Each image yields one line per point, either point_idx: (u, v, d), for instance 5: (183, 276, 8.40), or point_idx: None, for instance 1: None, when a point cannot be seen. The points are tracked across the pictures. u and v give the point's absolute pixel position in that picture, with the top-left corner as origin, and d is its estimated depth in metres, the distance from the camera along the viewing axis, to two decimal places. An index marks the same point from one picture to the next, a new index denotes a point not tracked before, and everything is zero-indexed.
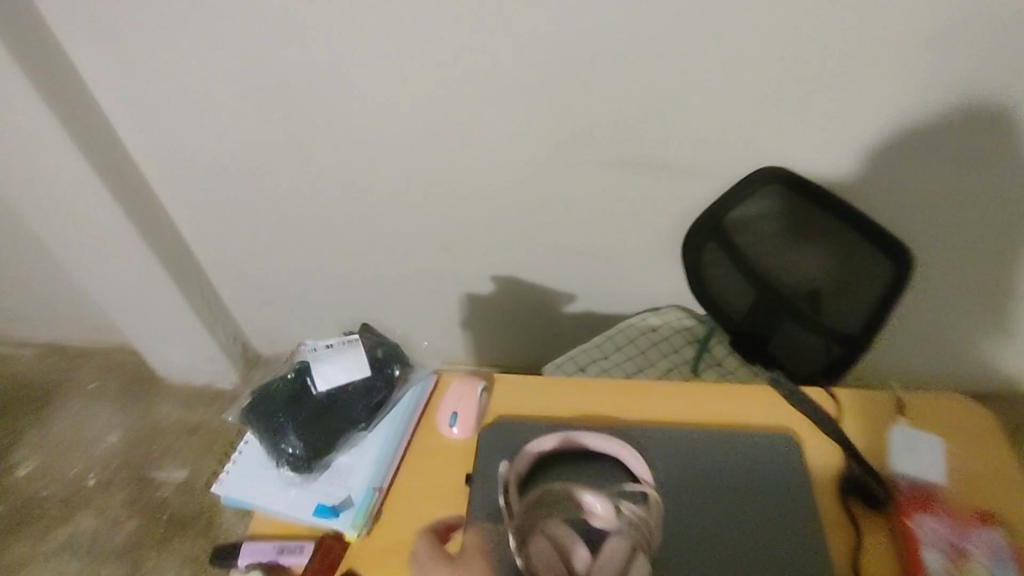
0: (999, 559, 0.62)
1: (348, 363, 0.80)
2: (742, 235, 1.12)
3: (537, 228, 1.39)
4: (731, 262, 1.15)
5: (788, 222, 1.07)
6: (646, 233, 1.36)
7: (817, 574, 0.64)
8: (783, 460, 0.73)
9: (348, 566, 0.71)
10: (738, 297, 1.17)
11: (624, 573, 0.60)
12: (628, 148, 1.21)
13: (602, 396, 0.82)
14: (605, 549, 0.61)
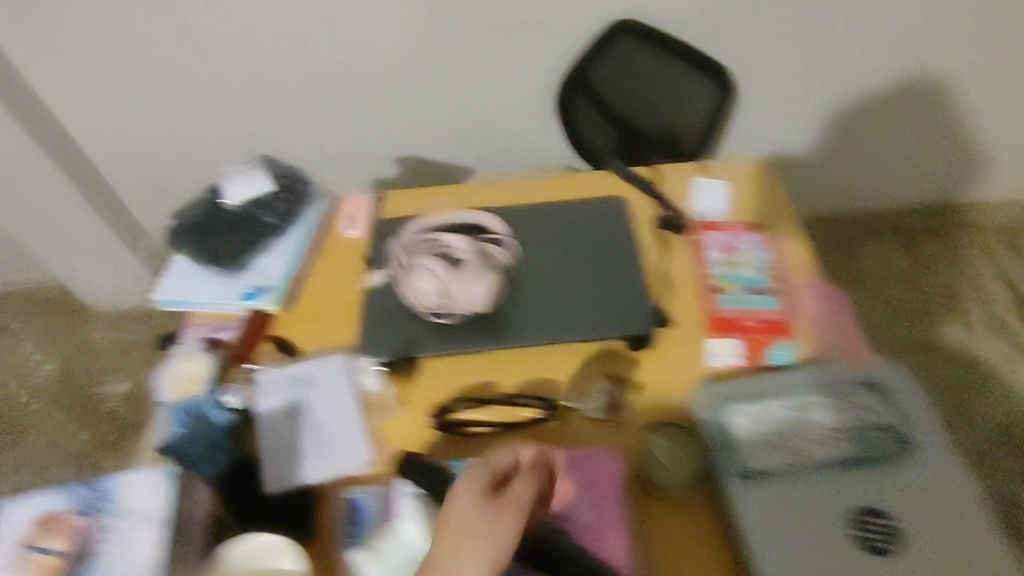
0: (757, 245, 0.86)
1: (255, 181, 0.96)
2: (601, 85, 1.26)
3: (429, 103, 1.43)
4: (595, 107, 1.28)
5: (636, 66, 1.23)
6: None
7: (631, 279, 0.85)
8: (613, 213, 0.93)
9: (275, 331, 0.88)
10: (603, 138, 1.31)
11: (482, 281, 0.79)
12: (503, 19, 1.25)
13: (476, 195, 1.01)
14: (465, 269, 0.79)
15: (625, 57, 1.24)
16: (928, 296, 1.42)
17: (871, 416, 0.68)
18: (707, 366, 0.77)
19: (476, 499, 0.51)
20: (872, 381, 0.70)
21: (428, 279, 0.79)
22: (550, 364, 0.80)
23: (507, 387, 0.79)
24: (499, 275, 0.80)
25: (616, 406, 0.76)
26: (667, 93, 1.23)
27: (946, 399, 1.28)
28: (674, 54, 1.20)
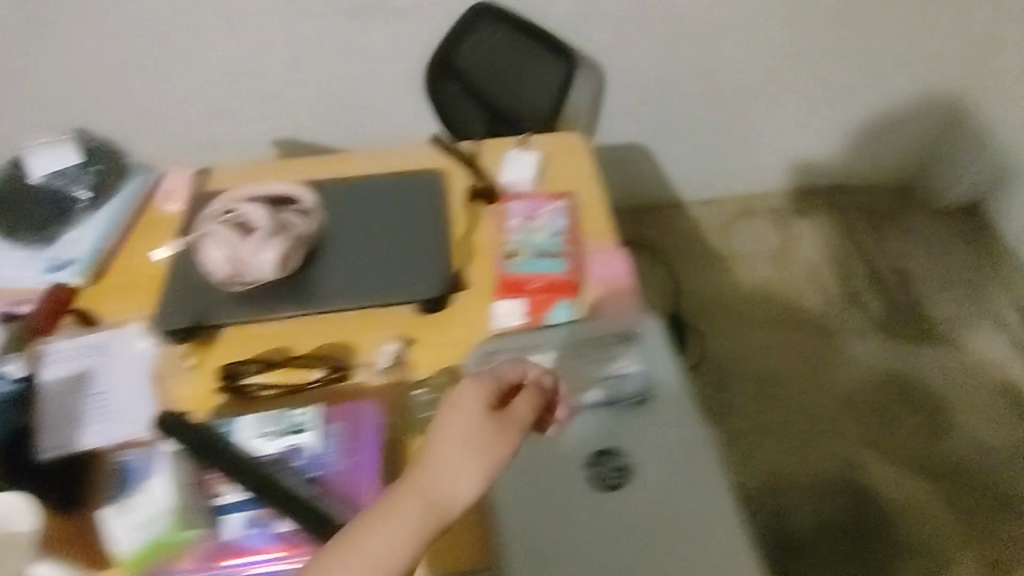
0: (555, 213, 0.90)
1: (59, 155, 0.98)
2: (467, 65, 1.27)
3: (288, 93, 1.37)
4: (465, 93, 1.28)
5: (496, 47, 1.26)
6: None
7: (434, 250, 0.88)
8: (426, 189, 0.95)
9: (79, 305, 0.87)
10: (474, 123, 1.30)
11: (265, 244, 0.80)
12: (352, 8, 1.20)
13: (303, 171, 1.02)
14: (251, 233, 0.81)
15: (488, 45, 1.26)
16: (873, 263, 1.89)
17: (623, 367, 0.74)
18: (492, 327, 0.81)
19: (480, 414, 0.53)
20: (630, 336, 0.76)
21: (218, 247, 0.80)
22: (348, 328, 0.83)
23: (303, 349, 0.81)
24: (286, 238, 0.81)
25: (404, 364, 0.79)
26: (526, 77, 1.29)
27: (777, 364, 1.72)
28: (529, 35, 1.26)
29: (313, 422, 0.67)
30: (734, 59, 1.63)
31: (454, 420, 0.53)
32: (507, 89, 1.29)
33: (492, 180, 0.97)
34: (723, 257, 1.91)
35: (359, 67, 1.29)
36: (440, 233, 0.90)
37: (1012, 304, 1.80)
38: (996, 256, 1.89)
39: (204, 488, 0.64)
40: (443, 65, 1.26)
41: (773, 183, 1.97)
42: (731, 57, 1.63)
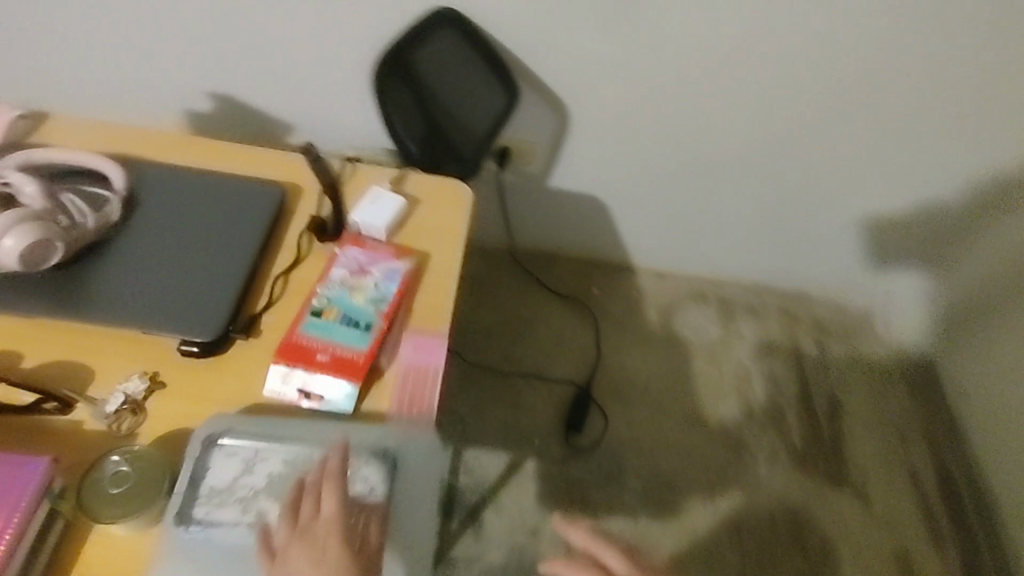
0: (388, 275, 0.77)
1: None
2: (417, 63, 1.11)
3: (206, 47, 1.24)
4: (409, 96, 1.09)
5: (450, 51, 1.17)
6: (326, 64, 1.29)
7: (232, 279, 0.75)
8: (260, 204, 0.82)
9: None
10: (410, 132, 1.09)
11: (11, 228, 0.66)
12: None
13: (146, 143, 0.88)
14: (1, 213, 0.67)
15: (440, 55, 1.15)
16: (813, 390, 1.71)
17: (368, 497, 0.63)
18: (259, 394, 0.69)
19: (337, 559, 0.56)
20: (393, 458, 0.65)
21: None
22: (97, 350, 0.70)
23: (30, 364, 0.68)
24: (41, 227, 0.67)
25: (133, 414, 0.66)
26: (469, 101, 1.20)
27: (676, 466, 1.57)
28: (478, 49, 1.22)
29: None
30: (711, 135, 1.47)
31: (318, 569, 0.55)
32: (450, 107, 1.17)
33: (341, 215, 0.83)
34: (655, 338, 1.75)
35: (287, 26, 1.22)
36: (251, 260, 0.77)
37: (940, 475, 1.64)
38: (939, 411, 1.73)
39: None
40: (394, 57, 1.07)
41: (731, 271, 1.81)
42: (709, 133, 1.47)
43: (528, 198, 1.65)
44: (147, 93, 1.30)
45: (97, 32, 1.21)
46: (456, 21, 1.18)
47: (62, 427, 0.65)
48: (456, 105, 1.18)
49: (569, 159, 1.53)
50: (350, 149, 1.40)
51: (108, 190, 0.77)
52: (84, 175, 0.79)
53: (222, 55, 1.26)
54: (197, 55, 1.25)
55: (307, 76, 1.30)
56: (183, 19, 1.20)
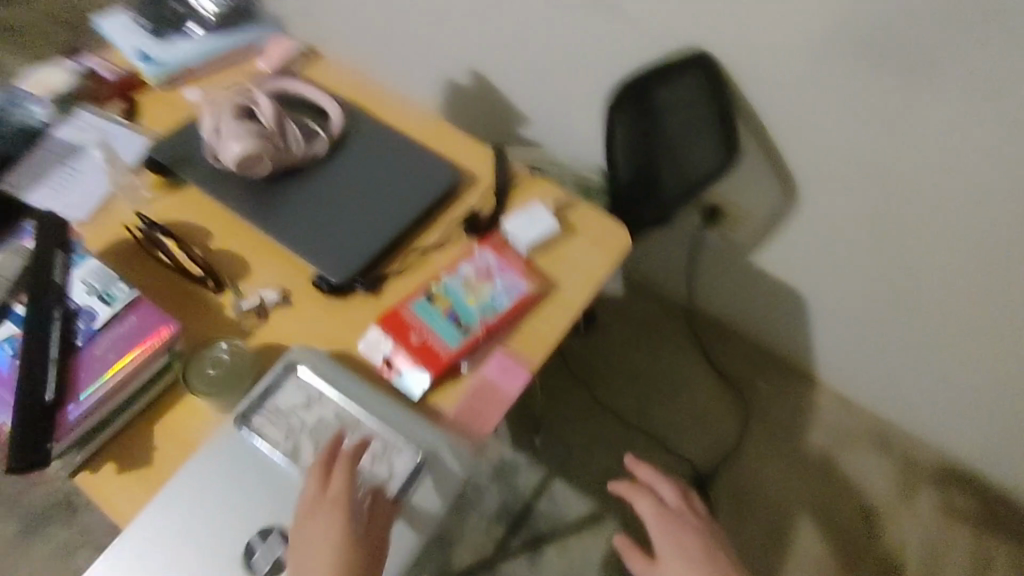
0: (509, 289, 0.79)
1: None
2: (659, 97, 1.09)
3: (474, 34, 1.38)
4: (638, 132, 1.10)
5: (693, 99, 1.11)
6: (564, 79, 1.34)
7: (380, 240, 0.82)
8: (433, 182, 0.90)
9: (140, 98, 0.99)
10: (621, 164, 1.12)
11: (241, 137, 0.83)
12: None
13: (383, 104, 1.03)
14: (243, 124, 0.84)
15: (681, 94, 1.10)
16: None
17: (385, 480, 0.65)
18: (354, 344, 0.77)
19: (341, 532, 0.57)
20: (420, 461, 0.66)
21: (213, 115, 0.86)
22: (261, 256, 0.84)
23: (213, 247, 0.85)
24: (260, 145, 0.83)
25: (257, 317, 0.78)
26: (691, 152, 1.14)
27: None
28: (717, 107, 1.12)
29: (128, 297, 0.71)
30: (957, 290, 1.17)
31: (319, 541, 0.56)
32: (672, 154, 1.13)
33: (496, 218, 0.88)
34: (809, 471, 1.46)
35: (543, 34, 1.29)
36: (403, 226, 0.85)
37: None
38: None
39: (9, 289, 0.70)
40: (642, 89, 1.08)
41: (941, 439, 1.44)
42: (953, 287, 1.17)
43: (713, 272, 1.51)
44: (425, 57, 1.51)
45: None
46: (711, 74, 1.11)
47: (212, 303, 0.79)
48: (676, 154, 1.13)
49: (777, 241, 1.34)
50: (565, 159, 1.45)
51: (325, 136, 0.92)
52: (317, 111, 0.96)
53: (484, 42, 1.39)
54: (467, 36, 1.40)
55: (545, 81, 1.37)
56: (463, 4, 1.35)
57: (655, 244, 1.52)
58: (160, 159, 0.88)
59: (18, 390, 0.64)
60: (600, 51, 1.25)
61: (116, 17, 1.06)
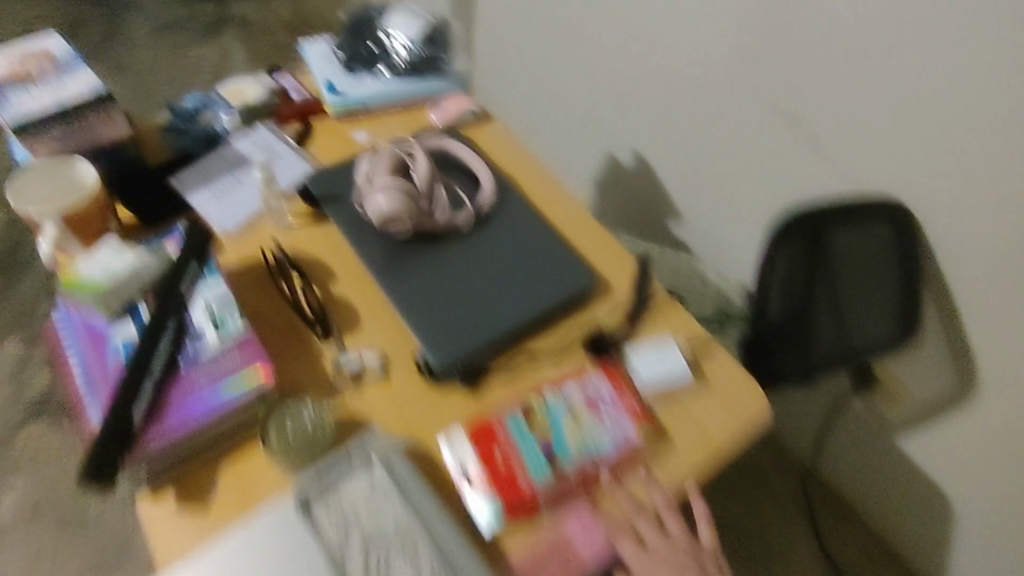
0: (613, 432, 0.72)
1: (410, 18, 1.08)
2: (839, 243, 0.98)
3: (646, 126, 1.34)
4: (801, 274, 1.00)
5: (876, 253, 0.97)
6: (731, 195, 1.26)
7: (492, 331, 0.79)
8: (563, 284, 0.85)
9: (315, 124, 1.03)
10: (775, 303, 1.02)
11: (388, 190, 0.81)
12: (748, 99, 1.12)
13: (535, 182, 1.00)
14: (394, 178, 0.83)
15: (858, 250, 0.98)
16: None
17: None
18: (435, 442, 0.72)
19: None
20: None
21: (370, 163, 0.85)
22: (373, 313, 0.82)
23: (331, 290, 0.84)
24: (403, 203, 0.81)
25: (352, 379, 0.76)
26: (859, 310, 1.01)
27: None
28: (906, 277, 0.97)
29: (237, 330, 0.71)
30: None
31: None
32: (840, 311, 1.02)
33: (620, 344, 0.81)
34: None
35: (718, 145, 1.22)
36: (519, 324, 0.81)
37: None
38: None
39: (142, 287, 0.73)
40: (820, 233, 0.98)
41: None
42: None
43: (841, 441, 1.32)
44: (593, 133, 1.49)
45: (585, 73, 1.42)
46: (907, 234, 0.96)
47: (314, 347, 0.78)
48: (836, 305, 1.02)
49: (930, 434, 1.15)
50: (712, 274, 1.37)
51: (473, 207, 0.90)
52: (471, 179, 0.94)
53: (655, 136, 1.34)
54: (640, 127, 1.36)
55: (709, 190, 1.30)
56: (644, 96, 1.31)
57: (784, 399, 1.36)
58: (312, 190, 0.90)
59: (115, 396, 0.65)
60: (778, 177, 1.15)
61: (319, 41, 1.12)
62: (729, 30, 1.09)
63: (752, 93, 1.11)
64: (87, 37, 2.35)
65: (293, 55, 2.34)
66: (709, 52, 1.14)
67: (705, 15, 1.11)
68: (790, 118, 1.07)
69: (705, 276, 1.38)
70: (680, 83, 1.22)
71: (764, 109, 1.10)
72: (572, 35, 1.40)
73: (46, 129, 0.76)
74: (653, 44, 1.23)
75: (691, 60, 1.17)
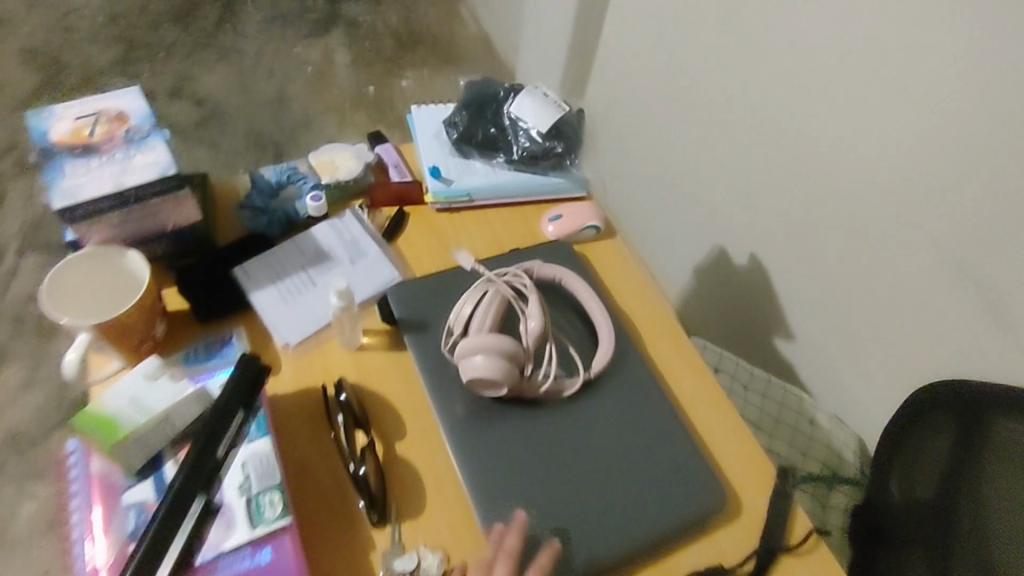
0: None
1: (543, 108, 0.92)
2: (998, 442, 0.76)
3: (805, 249, 1.16)
4: (954, 456, 0.80)
5: None
6: (889, 360, 1.06)
7: (585, 555, 0.62)
8: (686, 499, 0.67)
9: (409, 209, 0.87)
10: (919, 485, 0.84)
11: (486, 354, 0.64)
12: (944, 264, 0.92)
13: (664, 334, 0.82)
14: (498, 335, 0.66)
15: (1011, 452, 0.74)
16: None
17: None
18: None
19: None
20: None
21: (471, 305, 0.69)
22: (442, 491, 0.65)
23: (396, 452, 0.67)
24: (504, 374, 0.64)
25: None
26: None
27: None
28: None
29: (277, 522, 0.55)
30: None
31: None
32: (985, 531, 0.75)
33: None
34: None
35: (887, 301, 1.02)
36: (625, 548, 0.64)
37: None
38: None
39: (173, 438, 0.58)
40: (973, 412, 0.79)
41: None
42: None
43: None
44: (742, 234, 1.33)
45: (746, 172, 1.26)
46: None
47: (363, 534, 0.61)
48: (991, 534, 0.74)
49: None
50: (825, 417, 1.17)
51: (585, 371, 0.73)
52: (588, 328, 0.77)
53: (811, 264, 1.15)
54: (797, 248, 1.18)
55: (862, 344, 1.10)
56: (814, 217, 1.13)
57: None
58: (395, 312, 0.74)
59: None
60: (961, 357, 0.94)
61: (436, 107, 0.97)
62: (945, 175, 0.89)
63: (960, 253, 0.90)
64: (202, 18, 2.30)
65: (396, 70, 2.22)
66: (915, 191, 0.93)
67: (921, 148, 0.91)
68: (996, 306, 0.87)
69: (817, 427, 1.16)
70: (865, 211, 1.02)
71: (964, 283, 0.90)
72: (743, 120, 1.23)
73: (104, 216, 0.62)
74: (844, 160, 1.04)
75: (888, 191, 0.97)
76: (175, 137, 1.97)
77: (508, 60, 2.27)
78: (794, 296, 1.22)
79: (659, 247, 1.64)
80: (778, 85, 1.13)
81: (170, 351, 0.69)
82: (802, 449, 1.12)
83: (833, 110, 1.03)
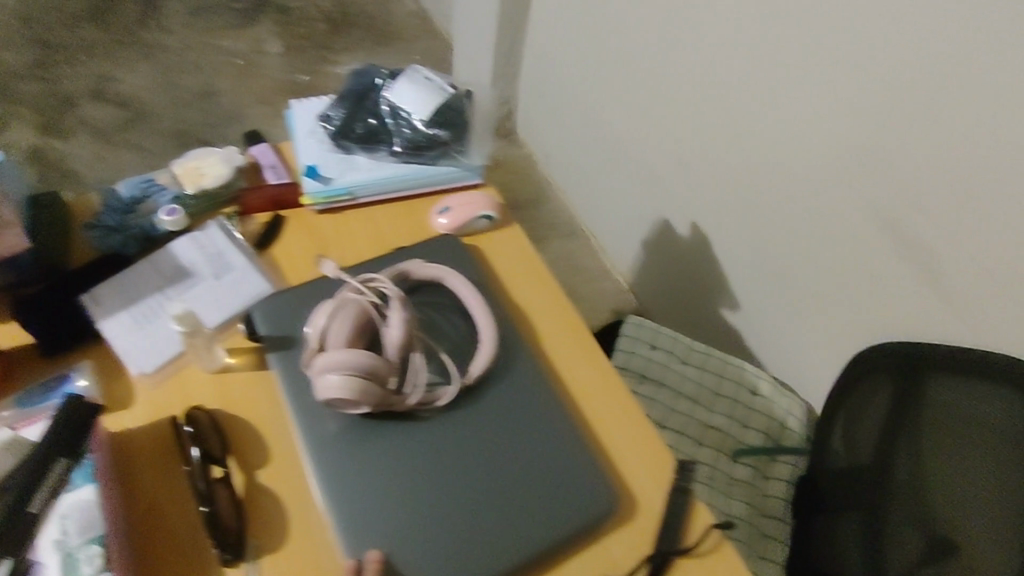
0: None
1: (425, 91, 0.85)
2: (934, 409, 0.72)
3: (737, 213, 1.12)
4: (891, 421, 0.76)
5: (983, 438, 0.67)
6: (822, 321, 1.03)
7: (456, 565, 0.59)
8: (572, 494, 0.64)
9: (285, 214, 0.82)
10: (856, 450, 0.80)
11: (342, 374, 0.60)
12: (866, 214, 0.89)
13: (561, 325, 0.77)
14: (353, 351, 0.61)
15: (954, 415, 0.70)
16: None
17: None
18: None
19: None
20: None
21: (326, 318, 0.64)
22: (306, 517, 0.61)
23: (259, 479, 0.63)
24: (363, 394, 0.60)
25: None
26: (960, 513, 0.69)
27: None
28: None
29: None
30: None
31: None
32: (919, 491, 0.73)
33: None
34: None
35: (817, 260, 0.99)
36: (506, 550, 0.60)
37: None
38: None
39: None
40: (911, 373, 0.74)
41: None
42: None
43: None
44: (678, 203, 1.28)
45: (677, 137, 1.21)
46: None
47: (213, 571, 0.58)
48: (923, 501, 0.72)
49: None
50: (767, 385, 1.11)
51: (463, 376, 0.68)
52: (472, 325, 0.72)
53: (745, 229, 1.12)
54: (730, 214, 1.14)
55: (797, 308, 1.07)
56: (742, 180, 1.08)
57: None
58: (258, 329, 0.69)
59: None
60: (889, 314, 0.91)
61: (317, 100, 0.90)
62: (857, 121, 0.85)
63: (881, 202, 0.86)
64: (123, 15, 2.19)
65: (331, 54, 2.14)
66: (837, 151, 0.89)
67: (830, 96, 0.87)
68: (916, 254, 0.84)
69: (759, 395, 1.11)
70: (796, 175, 0.97)
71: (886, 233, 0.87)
72: (667, 81, 1.17)
73: None
74: (767, 123, 0.99)
75: (808, 147, 0.93)
76: (99, 143, 1.89)
77: (448, 35, 2.18)
78: (732, 264, 1.18)
79: (605, 221, 1.58)
80: (697, 47, 1.07)
81: (9, 391, 0.65)
82: (739, 422, 1.08)
83: (753, 70, 0.98)
